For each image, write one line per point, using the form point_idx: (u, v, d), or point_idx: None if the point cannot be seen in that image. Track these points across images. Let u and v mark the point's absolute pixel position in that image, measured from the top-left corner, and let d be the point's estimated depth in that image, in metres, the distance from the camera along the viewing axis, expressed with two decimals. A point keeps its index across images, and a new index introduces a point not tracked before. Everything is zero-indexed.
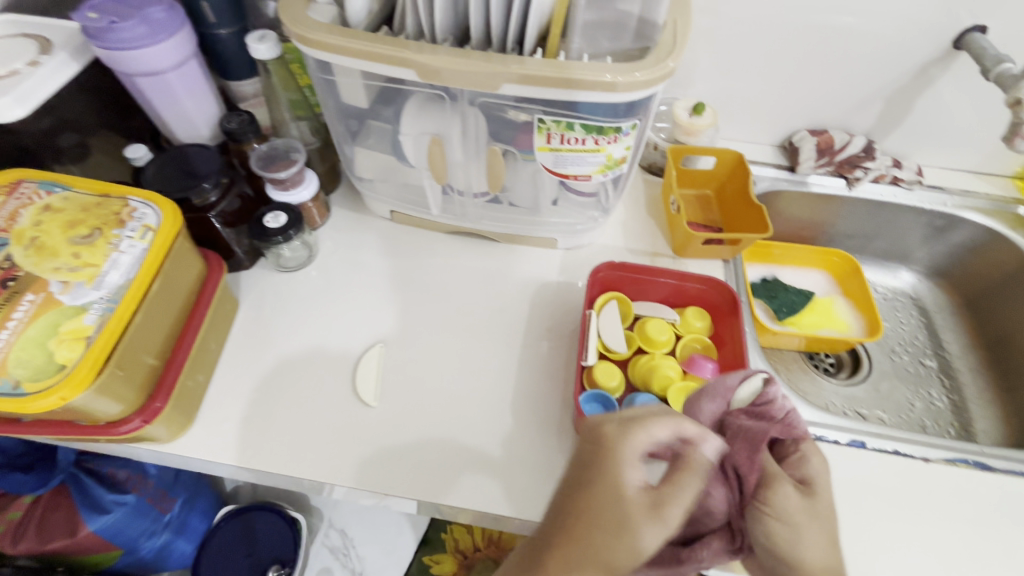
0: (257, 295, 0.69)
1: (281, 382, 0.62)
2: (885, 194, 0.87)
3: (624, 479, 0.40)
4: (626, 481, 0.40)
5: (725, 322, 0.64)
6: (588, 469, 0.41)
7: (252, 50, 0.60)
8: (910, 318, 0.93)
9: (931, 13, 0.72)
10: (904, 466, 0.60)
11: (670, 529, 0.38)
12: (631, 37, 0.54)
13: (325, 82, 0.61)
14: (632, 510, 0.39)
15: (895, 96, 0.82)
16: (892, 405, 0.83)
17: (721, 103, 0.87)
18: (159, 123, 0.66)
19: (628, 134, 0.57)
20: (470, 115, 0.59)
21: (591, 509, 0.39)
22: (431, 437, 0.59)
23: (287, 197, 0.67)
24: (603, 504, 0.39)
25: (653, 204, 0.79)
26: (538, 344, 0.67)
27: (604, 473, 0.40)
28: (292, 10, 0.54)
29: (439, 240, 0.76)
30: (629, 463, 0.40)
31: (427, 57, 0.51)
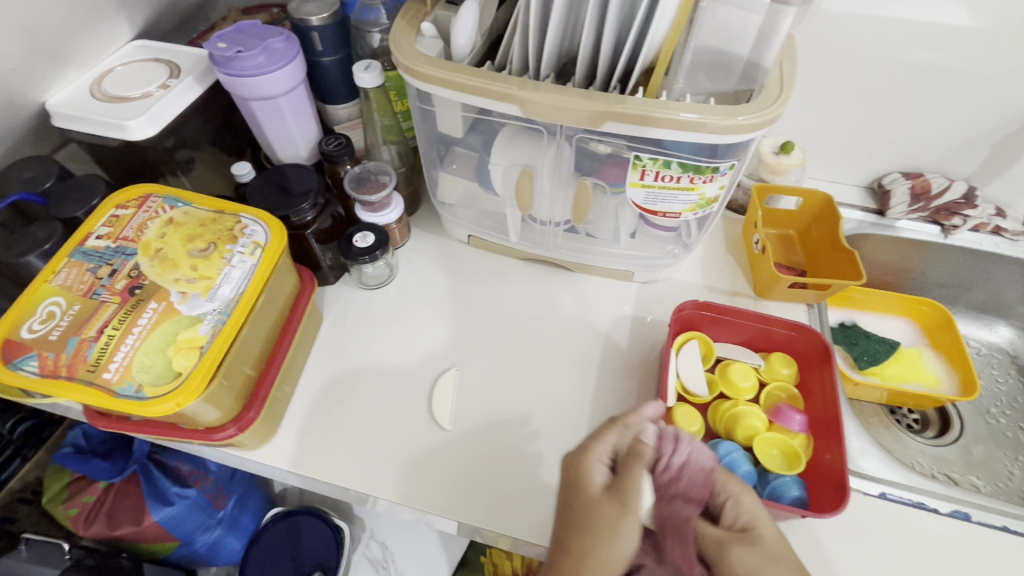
0: (339, 310, 0.71)
1: (359, 398, 0.63)
2: (984, 243, 0.82)
3: (589, 480, 0.46)
4: (590, 483, 0.46)
5: (814, 371, 0.61)
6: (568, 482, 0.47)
7: (358, 79, 0.63)
8: (1008, 378, 0.86)
9: None
10: (1018, 547, 0.55)
11: (632, 520, 0.44)
12: (737, 78, 0.53)
13: (423, 111, 0.63)
14: (596, 505, 0.45)
15: (1003, 142, 0.77)
16: (987, 472, 0.77)
17: (808, 141, 0.85)
18: (263, 143, 0.69)
19: (725, 174, 0.56)
20: (563, 149, 0.60)
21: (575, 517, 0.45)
22: (502, 466, 0.59)
23: (375, 219, 0.70)
24: (580, 501, 0.46)
25: (733, 242, 0.78)
26: (612, 379, 0.65)
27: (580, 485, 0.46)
28: (401, 43, 0.57)
29: (513, 266, 0.76)
30: (591, 465, 0.47)
31: (532, 94, 0.52)
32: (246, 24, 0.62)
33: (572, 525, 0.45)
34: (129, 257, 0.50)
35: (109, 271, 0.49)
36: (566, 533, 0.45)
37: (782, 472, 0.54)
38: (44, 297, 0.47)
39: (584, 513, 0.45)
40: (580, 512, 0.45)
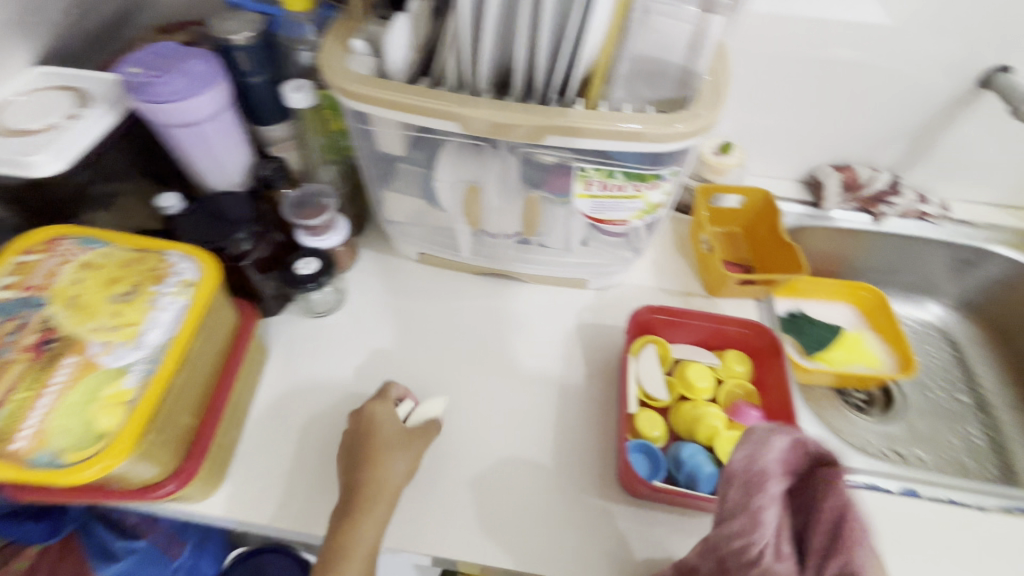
0: (287, 342, 0.67)
1: (313, 434, 0.60)
2: (910, 228, 0.87)
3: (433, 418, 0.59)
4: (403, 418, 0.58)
5: (767, 366, 0.63)
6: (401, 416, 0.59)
7: (288, 99, 0.60)
8: (941, 351, 0.91)
9: (956, 53, 0.73)
10: (962, 517, 0.58)
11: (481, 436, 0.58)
12: (673, 85, 0.53)
13: (361, 130, 0.60)
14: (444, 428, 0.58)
15: (920, 133, 0.82)
16: (929, 444, 0.81)
17: (745, 140, 0.88)
18: (191, 172, 0.65)
19: (667, 180, 0.57)
20: (508, 162, 0.58)
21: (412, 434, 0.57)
22: (469, 492, 0.57)
23: (318, 243, 0.66)
24: (379, 431, 0.56)
25: (681, 242, 0.79)
26: (575, 390, 0.65)
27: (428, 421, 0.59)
28: (332, 63, 0.54)
29: (468, 281, 0.75)
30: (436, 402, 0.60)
31: (470, 110, 0.51)
32: (162, 46, 0.58)
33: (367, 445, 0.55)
34: (39, 307, 0.45)
35: (15, 325, 0.44)
36: (371, 457, 0.54)
37: None
38: None
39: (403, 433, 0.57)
40: (377, 440, 0.55)
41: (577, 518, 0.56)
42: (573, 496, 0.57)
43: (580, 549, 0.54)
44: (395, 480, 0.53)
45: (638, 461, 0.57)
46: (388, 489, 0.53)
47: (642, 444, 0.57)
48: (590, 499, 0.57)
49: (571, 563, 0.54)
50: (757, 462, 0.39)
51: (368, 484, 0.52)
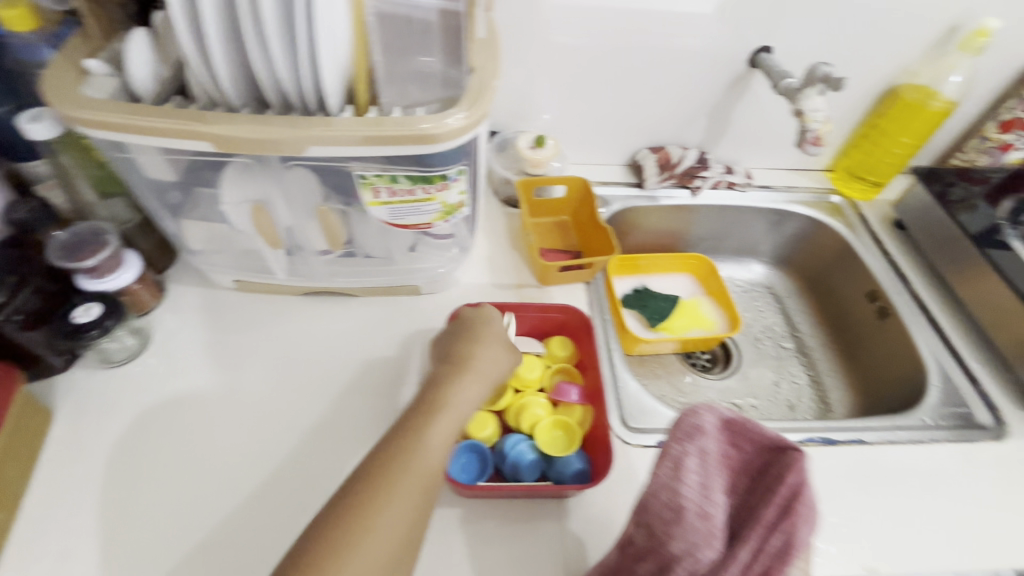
0: (77, 399, 0.60)
1: (109, 498, 0.54)
2: (723, 198, 0.95)
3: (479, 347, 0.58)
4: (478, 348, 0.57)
5: (585, 345, 0.66)
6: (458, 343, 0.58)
7: (26, 132, 0.54)
8: (768, 306, 1.01)
9: (726, 37, 0.80)
10: None
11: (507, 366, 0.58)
12: (442, 85, 0.53)
13: (123, 159, 0.55)
14: (480, 356, 0.57)
15: (715, 111, 0.90)
16: (761, 391, 0.90)
17: (567, 131, 0.92)
18: None
19: (457, 180, 0.56)
20: (290, 176, 0.56)
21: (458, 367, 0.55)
22: (293, 524, 0.54)
23: (102, 285, 0.60)
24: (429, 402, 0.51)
25: (513, 236, 0.81)
26: (408, 399, 0.64)
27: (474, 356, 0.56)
28: (58, 87, 0.49)
29: (295, 303, 0.71)
30: (486, 324, 0.60)
31: (222, 127, 0.48)
32: None
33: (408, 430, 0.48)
34: None
35: None
36: (417, 426, 0.48)
37: (563, 453, 0.57)
38: None
39: (463, 368, 0.55)
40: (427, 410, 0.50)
41: None
42: None
43: None
44: (435, 457, 0.47)
45: (466, 463, 0.57)
46: (432, 470, 0.47)
47: (471, 445, 0.57)
48: None
49: None
50: (696, 420, 0.47)
51: (394, 474, 0.45)
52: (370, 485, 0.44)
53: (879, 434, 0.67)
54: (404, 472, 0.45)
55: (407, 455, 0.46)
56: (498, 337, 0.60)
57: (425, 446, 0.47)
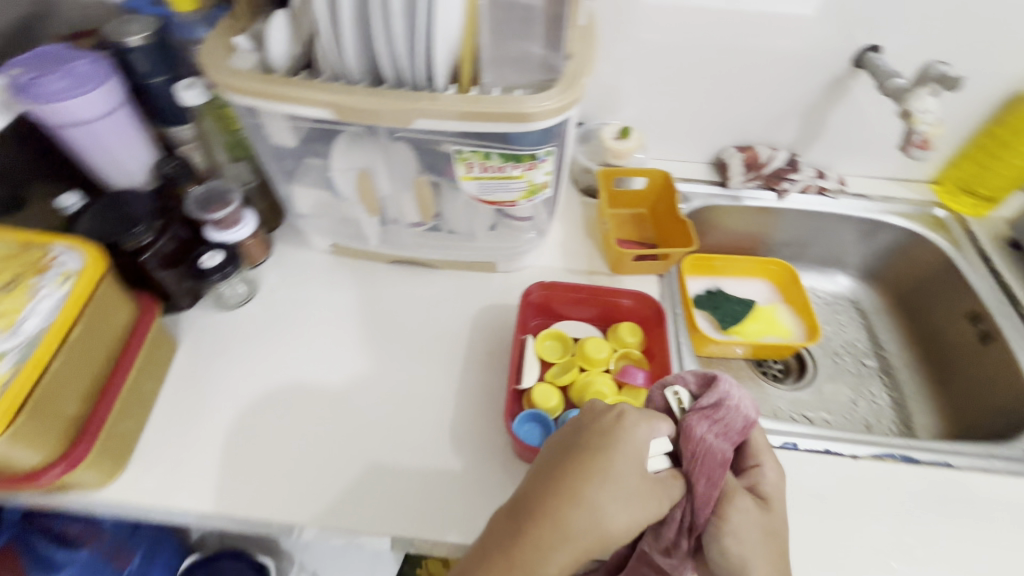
0: (197, 335, 0.69)
1: (217, 420, 0.62)
2: (812, 204, 0.91)
3: (642, 458, 0.45)
4: (641, 462, 0.45)
5: (655, 333, 0.67)
6: (615, 450, 0.45)
7: (179, 97, 0.62)
8: (851, 320, 0.96)
9: (830, 34, 0.77)
10: (835, 465, 0.61)
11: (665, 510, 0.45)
12: (539, 70, 0.56)
13: (254, 124, 0.62)
14: (642, 482, 0.45)
15: (810, 112, 0.87)
16: (836, 407, 0.85)
17: (651, 126, 0.92)
18: (93, 172, 0.67)
19: (545, 160, 0.59)
20: (394, 149, 0.61)
21: (616, 487, 0.44)
22: (370, 465, 0.59)
23: (225, 237, 0.68)
24: (553, 521, 0.43)
25: (589, 224, 0.82)
26: (478, 367, 0.67)
27: (632, 475, 0.44)
28: (212, 59, 0.56)
29: (382, 270, 0.77)
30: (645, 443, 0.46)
31: (344, 98, 0.53)
32: (49, 50, 0.60)
33: (563, 508, 0.43)
34: None
35: None
36: (543, 534, 0.43)
37: None
38: None
39: (616, 481, 0.44)
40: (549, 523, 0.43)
41: (471, 485, 0.58)
42: (468, 464, 0.59)
43: (471, 513, 0.56)
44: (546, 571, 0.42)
45: (529, 430, 0.59)
46: None
47: (534, 413, 0.60)
48: (485, 467, 0.59)
49: (463, 527, 0.55)
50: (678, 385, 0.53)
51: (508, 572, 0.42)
52: (507, 559, 0.42)
53: (970, 460, 0.63)
54: (550, 557, 0.42)
55: (555, 540, 0.42)
56: (644, 482, 0.45)
57: (545, 552, 0.42)
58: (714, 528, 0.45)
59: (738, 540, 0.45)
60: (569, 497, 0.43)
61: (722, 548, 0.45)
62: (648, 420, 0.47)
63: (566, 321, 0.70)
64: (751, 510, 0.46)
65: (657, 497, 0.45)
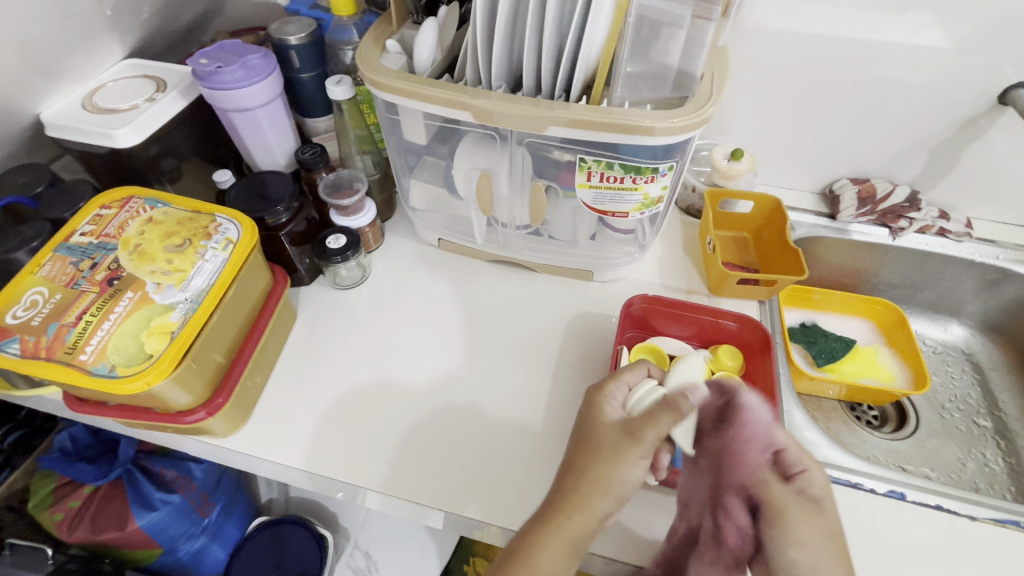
0: (313, 309, 0.75)
1: (328, 390, 0.67)
2: (931, 245, 0.86)
3: (603, 411, 0.51)
4: (607, 417, 0.51)
5: (758, 361, 0.65)
6: (585, 414, 0.52)
7: (330, 92, 0.68)
8: (962, 374, 0.89)
9: (976, 67, 0.73)
10: (947, 523, 0.57)
11: (645, 445, 0.48)
12: (671, 87, 0.58)
13: (391, 121, 0.67)
14: (611, 434, 0.49)
15: (939, 149, 0.83)
16: (940, 464, 0.79)
17: (761, 151, 0.91)
18: (244, 153, 0.74)
19: (665, 174, 0.60)
20: (517, 154, 0.64)
21: (592, 449, 0.49)
22: (463, 451, 0.62)
23: (348, 222, 0.74)
24: (564, 510, 0.47)
25: (689, 244, 0.82)
26: (570, 371, 0.69)
27: (602, 434, 0.50)
28: (367, 58, 0.62)
29: (482, 268, 0.81)
30: (605, 400, 0.52)
31: (483, 101, 0.57)
32: (228, 43, 0.68)
33: (560, 484, 0.48)
34: (110, 251, 0.54)
35: (90, 264, 0.53)
36: (550, 519, 0.47)
37: None
38: (29, 287, 0.52)
39: (592, 448, 0.49)
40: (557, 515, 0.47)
41: None
42: (556, 463, 0.61)
43: None
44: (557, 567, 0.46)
45: None
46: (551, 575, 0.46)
47: None
48: None
49: None
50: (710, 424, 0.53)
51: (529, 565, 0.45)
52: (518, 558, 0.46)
53: None
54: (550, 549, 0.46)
55: (559, 518, 0.47)
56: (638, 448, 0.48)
57: (549, 541, 0.46)
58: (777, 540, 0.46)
59: (805, 548, 0.45)
60: (566, 480, 0.48)
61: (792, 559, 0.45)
62: (621, 375, 0.54)
63: (661, 337, 0.70)
64: (804, 516, 0.47)
65: (630, 439, 0.48)
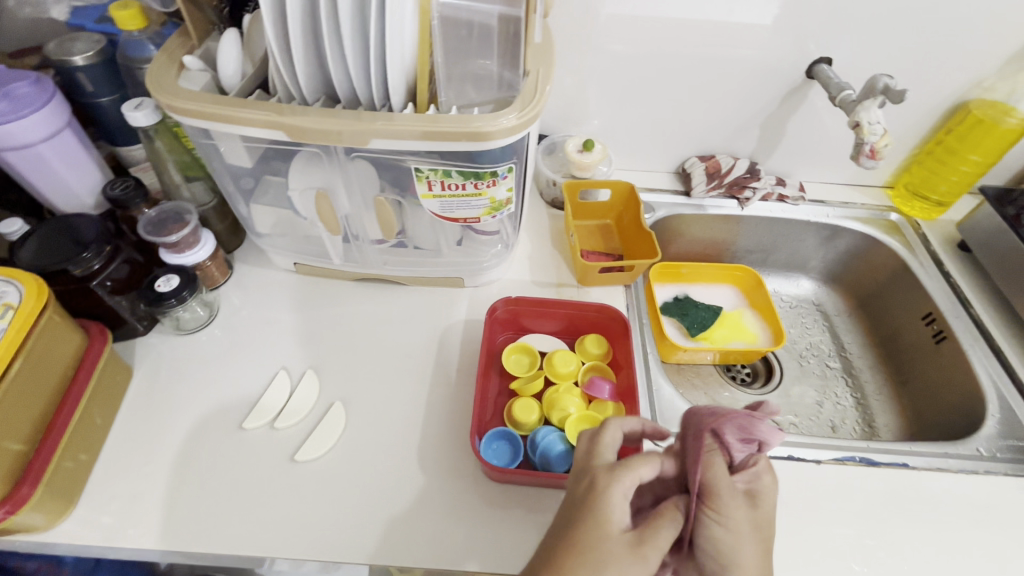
0: (152, 362, 0.66)
1: (177, 453, 0.59)
2: (773, 211, 0.94)
3: (609, 518, 0.41)
4: (613, 520, 0.41)
5: (620, 344, 0.68)
6: (579, 528, 0.41)
7: (128, 117, 0.60)
8: (815, 323, 0.98)
9: (783, 45, 0.79)
10: (798, 470, 0.63)
11: (650, 571, 0.40)
12: (497, 87, 0.57)
13: (208, 146, 0.61)
14: (607, 550, 0.40)
15: (768, 122, 0.90)
16: (802, 409, 0.87)
17: (618, 137, 0.93)
18: (37, 196, 0.64)
19: (506, 177, 0.59)
20: (350, 168, 0.60)
21: (569, 550, 0.40)
22: (337, 492, 0.58)
23: (181, 260, 0.67)
24: None
25: (556, 237, 0.83)
26: (446, 384, 0.67)
27: (593, 531, 0.41)
28: (159, 79, 0.55)
29: (348, 288, 0.76)
30: (613, 500, 0.42)
31: (297, 119, 0.52)
32: None
33: None
34: None
35: None
36: None
37: None
38: None
39: (585, 557, 0.40)
40: None
41: (441, 507, 0.57)
42: (434, 486, 0.58)
43: (444, 535, 0.55)
44: None
45: (499, 449, 0.59)
46: None
47: (502, 432, 0.60)
48: (455, 489, 0.58)
49: (433, 553, 0.54)
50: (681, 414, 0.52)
51: None
52: None
53: (927, 460, 0.65)
54: None
55: None
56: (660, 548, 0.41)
57: None
58: (704, 517, 0.43)
59: (726, 533, 0.42)
60: (577, 545, 0.41)
61: (710, 537, 0.42)
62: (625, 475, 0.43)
63: (533, 335, 0.70)
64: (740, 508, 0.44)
65: (628, 551, 0.40)
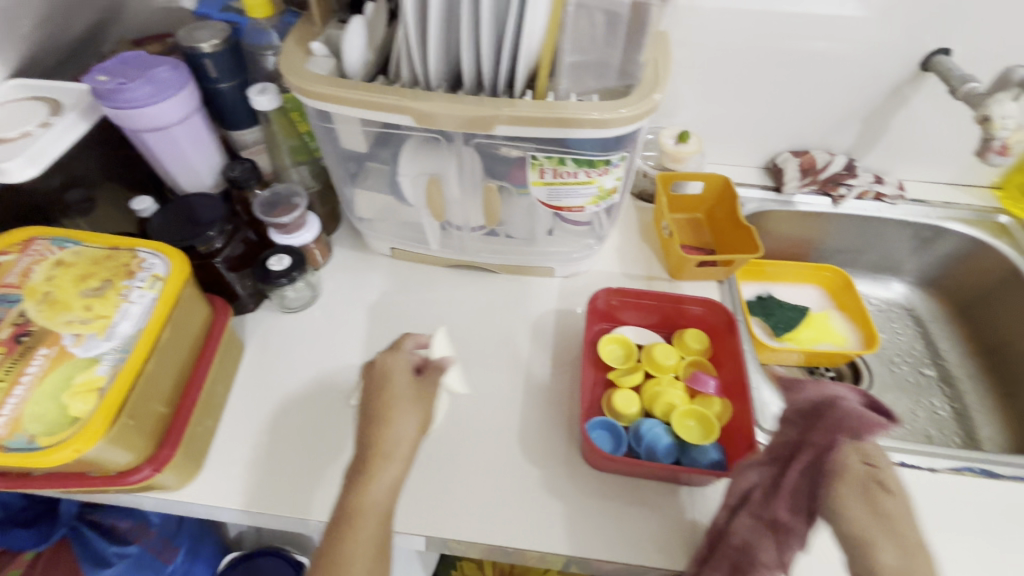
0: (262, 338, 0.70)
1: (290, 425, 0.62)
2: (869, 209, 0.90)
3: (390, 371, 0.57)
4: (398, 373, 0.56)
5: (724, 340, 0.66)
6: (374, 381, 0.56)
7: (253, 101, 0.63)
8: (906, 328, 0.94)
9: (898, 35, 0.75)
10: (911, 479, 0.60)
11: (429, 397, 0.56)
12: (616, 75, 0.56)
13: (325, 129, 0.63)
14: (401, 391, 0.55)
15: (871, 117, 0.86)
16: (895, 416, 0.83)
17: (708, 130, 0.91)
18: (165, 175, 0.68)
19: (617, 166, 0.59)
20: (466, 155, 0.61)
21: (374, 398, 0.55)
22: (442, 471, 0.59)
23: (289, 240, 0.69)
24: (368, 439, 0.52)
25: (646, 230, 0.82)
26: (542, 371, 0.67)
27: (388, 381, 0.56)
28: (292, 64, 0.57)
29: (440, 273, 0.77)
30: (389, 361, 0.58)
31: (424, 104, 0.53)
32: (130, 55, 0.61)
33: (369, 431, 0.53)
34: (13, 304, 0.48)
35: None
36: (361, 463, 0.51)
37: (699, 442, 0.57)
38: None
39: (395, 399, 0.54)
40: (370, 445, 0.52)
41: (544, 492, 0.58)
42: (536, 471, 0.59)
43: (548, 519, 0.56)
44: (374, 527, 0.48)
45: (600, 437, 0.59)
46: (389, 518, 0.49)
47: (603, 419, 0.60)
48: (557, 476, 0.59)
49: (539, 536, 0.55)
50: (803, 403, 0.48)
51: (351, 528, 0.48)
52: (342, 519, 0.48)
53: None
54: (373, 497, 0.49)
55: (385, 441, 0.52)
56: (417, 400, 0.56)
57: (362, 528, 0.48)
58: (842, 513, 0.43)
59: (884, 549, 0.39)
60: (411, 388, 0.56)
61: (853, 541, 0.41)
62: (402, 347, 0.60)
63: (627, 327, 0.70)
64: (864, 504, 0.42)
65: (414, 390, 0.56)
